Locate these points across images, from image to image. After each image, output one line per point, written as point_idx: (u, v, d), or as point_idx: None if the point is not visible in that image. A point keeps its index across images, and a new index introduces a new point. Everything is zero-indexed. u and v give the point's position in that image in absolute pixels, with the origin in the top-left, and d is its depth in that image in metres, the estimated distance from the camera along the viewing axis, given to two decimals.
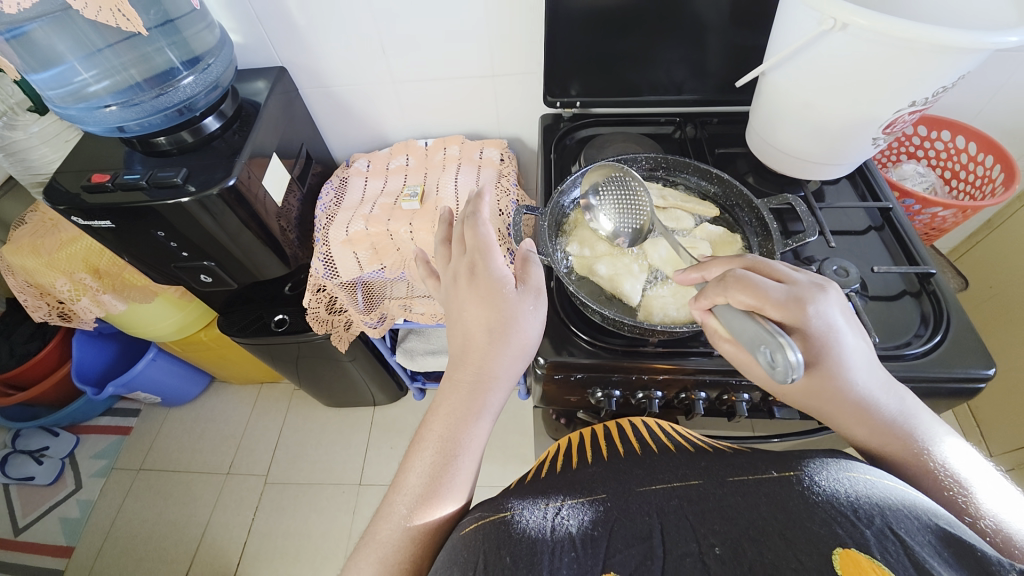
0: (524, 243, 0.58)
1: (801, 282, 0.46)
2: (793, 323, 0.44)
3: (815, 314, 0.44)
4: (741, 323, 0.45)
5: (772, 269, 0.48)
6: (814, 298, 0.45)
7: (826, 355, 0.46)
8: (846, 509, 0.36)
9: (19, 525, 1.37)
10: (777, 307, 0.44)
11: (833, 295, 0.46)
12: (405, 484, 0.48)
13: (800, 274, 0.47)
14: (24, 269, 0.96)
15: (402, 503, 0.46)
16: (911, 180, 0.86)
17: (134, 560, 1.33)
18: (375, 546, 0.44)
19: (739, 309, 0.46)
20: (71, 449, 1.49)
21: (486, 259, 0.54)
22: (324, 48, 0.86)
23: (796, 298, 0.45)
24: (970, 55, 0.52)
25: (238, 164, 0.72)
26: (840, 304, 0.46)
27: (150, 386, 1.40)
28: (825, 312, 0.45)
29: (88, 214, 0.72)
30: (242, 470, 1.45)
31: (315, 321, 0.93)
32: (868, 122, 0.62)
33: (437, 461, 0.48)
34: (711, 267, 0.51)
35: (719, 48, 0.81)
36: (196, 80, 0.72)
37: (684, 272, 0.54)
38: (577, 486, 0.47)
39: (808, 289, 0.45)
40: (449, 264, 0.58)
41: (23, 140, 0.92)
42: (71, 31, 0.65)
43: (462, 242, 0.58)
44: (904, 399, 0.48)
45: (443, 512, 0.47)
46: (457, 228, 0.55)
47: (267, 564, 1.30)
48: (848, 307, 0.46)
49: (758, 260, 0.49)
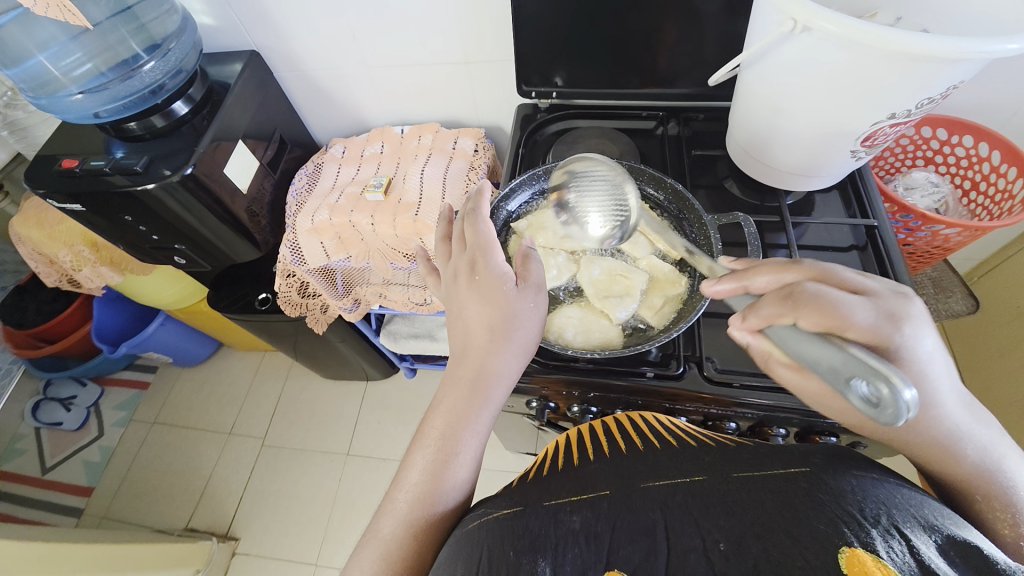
0: (524, 239, 0.55)
1: (880, 291, 0.41)
2: (881, 345, 0.38)
3: (910, 335, 0.38)
4: (816, 349, 0.37)
5: (841, 278, 0.42)
6: (906, 313, 0.39)
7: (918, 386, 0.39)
8: (852, 509, 0.38)
9: (47, 464, 1.53)
10: (867, 327, 0.38)
11: (919, 308, 0.40)
12: (406, 480, 0.48)
13: (874, 281, 0.41)
14: (31, 240, 1.04)
15: (404, 498, 0.47)
16: (919, 191, 0.78)
17: (146, 503, 1.46)
18: (377, 544, 0.44)
19: (812, 329, 0.39)
20: (95, 399, 1.62)
21: (487, 256, 0.52)
22: (294, 32, 0.84)
23: (885, 316, 0.39)
24: (952, 65, 0.45)
25: (198, 150, 0.74)
26: (925, 318, 0.40)
27: (163, 348, 1.50)
28: (918, 331, 0.39)
29: (62, 197, 0.76)
30: (242, 432, 1.54)
31: (288, 305, 0.95)
32: (844, 133, 0.55)
33: (438, 459, 0.48)
34: (756, 275, 0.44)
35: (703, 39, 0.74)
36: (156, 66, 0.73)
37: (719, 283, 0.46)
38: (577, 483, 0.50)
39: (894, 300, 0.40)
40: (450, 262, 0.56)
41: (25, 118, 0.98)
42: (36, 27, 0.68)
43: (462, 239, 0.55)
44: (993, 428, 0.41)
45: (444, 508, 0.47)
46: (456, 225, 0.53)
47: (259, 520, 1.40)
48: (935, 324, 0.40)
49: (826, 269, 0.42)
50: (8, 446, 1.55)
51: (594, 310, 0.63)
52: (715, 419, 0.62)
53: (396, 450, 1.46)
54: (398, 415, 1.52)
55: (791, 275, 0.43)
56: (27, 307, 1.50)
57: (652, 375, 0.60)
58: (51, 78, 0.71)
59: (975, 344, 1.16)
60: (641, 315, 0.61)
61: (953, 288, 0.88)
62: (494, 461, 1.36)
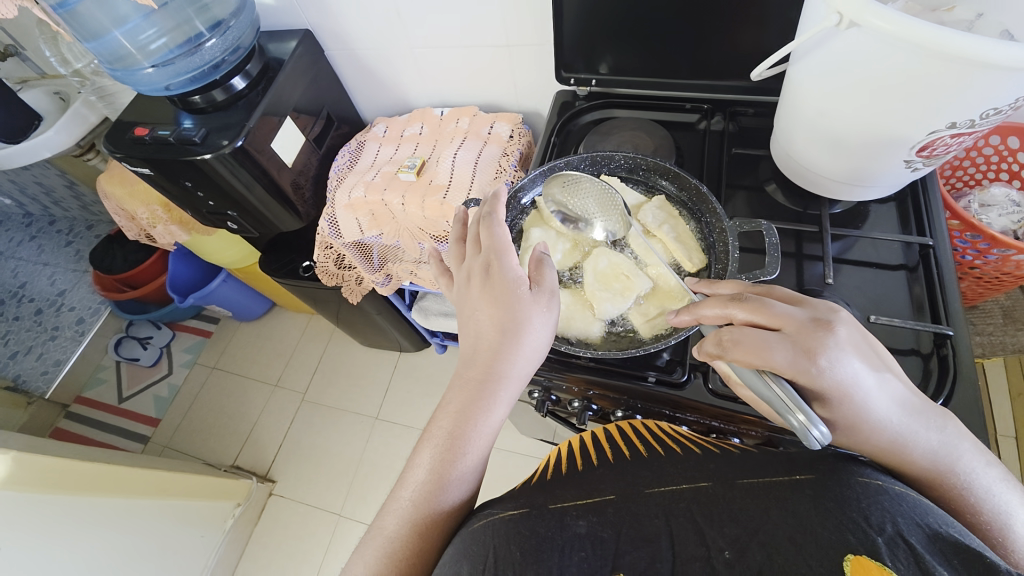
0: (538, 244, 0.55)
1: (798, 324, 0.40)
2: (805, 382, 0.39)
3: (827, 366, 0.39)
4: (747, 377, 0.42)
5: (772, 313, 0.41)
6: (824, 347, 0.39)
7: (845, 411, 0.40)
8: (857, 515, 0.39)
9: (124, 394, 1.75)
10: (785, 365, 0.40)
11: (842, 335, 0.40)
12: (412, 477, 0.49)
13: (799, 312, 0.41)
14: (116, 197, 1.17)
15: (408, 495, 0.48)
16: (997, 210, 0.69)
17: (200, 439, 1.64)
18: (382, 540, 0.46)
19: (746, 366, 0.42)
20: (168, 341, 1.82)
21: (501, 260, 0.53)
22: (345, 12, 0.87)
23: (801, 352, 0.39)
24: (1019, 75, 0.39)
25: (249, 125, 0.80)
26: (851, 345, 0.40)
27: (224, 302, 1.64)
28: (839, 362, 0.39)
29: (134, 162, 0.85)
30: (287, 386, 1.68)
31: (325, 274, 1.02)
32: (895, 142, 0.50)
33: (446, 458, 0.49)
34: (703, 309, 0.46)
35: (756, 27, 0.68)
36: (217, 43, 0.79)
37: (677, 313, 0.49)
38: (582, 486, 0.50)
39: (813, 335, 0.40)
40: (464, 264, 0.58)
41: (112, 85, 1.11)
42: (113, 4, 0.74)
43: (477, 242, 0.56)
44: (945, 429, 0.41)
45: (446, 505, 0.48)
46: (470, 229, 0.54)
47: (294, 468, 1.53)
48: (860, 344, 0.40)
49: (758, 302, 0.42)
50: (93, 375, 1.78)
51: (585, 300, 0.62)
52: (719, 432, 0.61)
53: (420, 420, 1.53)
54: (426, 388, 1.58)
55: (728, 309, 0.44)
56: (115, 254, 1.69)
57: (654, 379, 0.59)
58: (127, 53, 0.78)
59: None
60: (629, 318, 0.61)
61: None
62: (510, 443, 1.39)
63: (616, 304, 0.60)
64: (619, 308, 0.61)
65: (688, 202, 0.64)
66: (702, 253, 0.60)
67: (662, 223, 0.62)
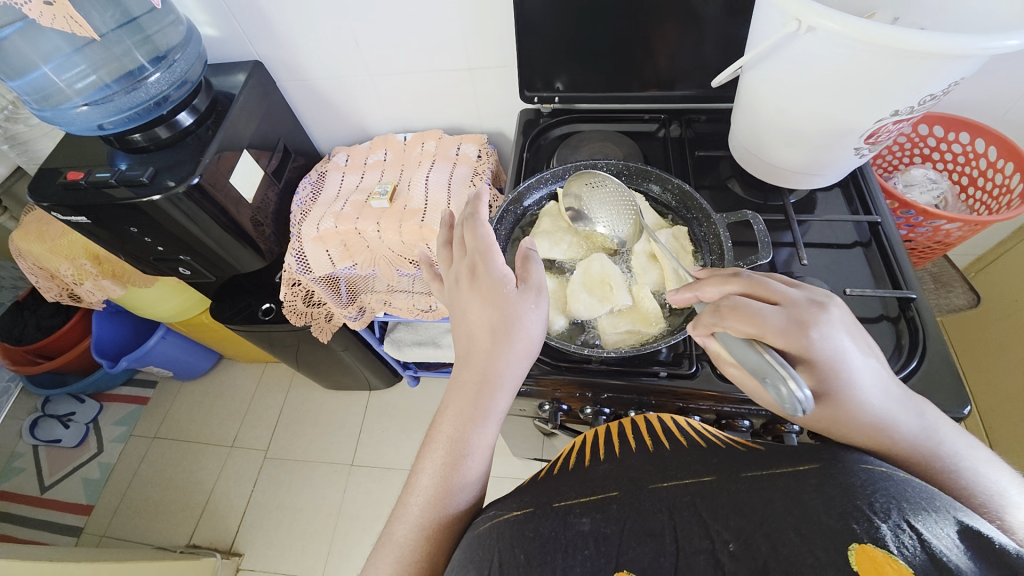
0: (524, 239, 0.54)
1: (795, 301, 0.42)
2: (795, 352, 0.41)
3: (817, 338, 0.40)
4: (742, 352, 0.42)
5: (768, 289, 0.44)
6: (817, 321, 0.41)
7: (830, 383, 0.41)
8: (860, 501, 0.33)
9: (44, 483, 1.50)
10: (777, 333, 0.41)
11: (835, 314, 0.41)
12: (417, 485, 0.46)
13: (797, 292, 0.43)
14: (32, 254, 1.04)
15: (416, 503, 0.45)
16: (918, 188, 0.79)
17: (145, 521, 1.44)
18: (392, 547, 0.43)
19: (740, 337, 0.43)
20: (95, 415, 1.60)
21: (487, 260, 0.51)
22: (296, 41, 0.85)
23: (795, 323, 0.41)
24: (952, 63, 0.46)
25: (204, 160, 0.74)
26: (842, 323, 0.41)
27: (164, 361, 1.47)
28: (829, 335, 0.40)
29: (67, 210, 0.76)
30: (244, 444, 1.53)
31: (293, 314, 0.95)
32: (847, 132, 0.56)
33: (448, 463, 0.47)
34: (705, 287, 0.47)
35: (702, 43, 0.75)
36: (162, 77, 0.74)
37: (677, 291, 0.49)
38: (585, 484, 0.44)
39: (807, 310, 0.41)
40: (451, 267, 0.55)
41: (26, 131, 1.00)
42: (41, 38, 0.70)
43: (463, 244, 0.55)
44: (926, 414, 0.41)
45: (455, 510, 0.45)
46: (454, 231, 0.53)
47: (263, 535, 1.38)
48: (852, 326, 0.42)
49: (757, 280, 0.45)
50: (4, 466, 1.54)
51: (564, 295, 0.64)
52: (728, 417, 0.62)
53: (400, 459, 1.45)
54: (402, 424, 1.50)
55: (726, 288, 0.46)
56: (26, 322, 1.49)
57: (665, 374, 0.60)
58: (55, 89, 0.72)
59: (976, 338, 1.17)
60: (602, 323, 0.62)
61: (953, 283, 0.89)
62: (501, 469, 1.35)
63: (590, 308, 0.62)
64: (592, 313, 0.63)
65: (670, 202, 0.69)
66: (692, 245, 0.64)
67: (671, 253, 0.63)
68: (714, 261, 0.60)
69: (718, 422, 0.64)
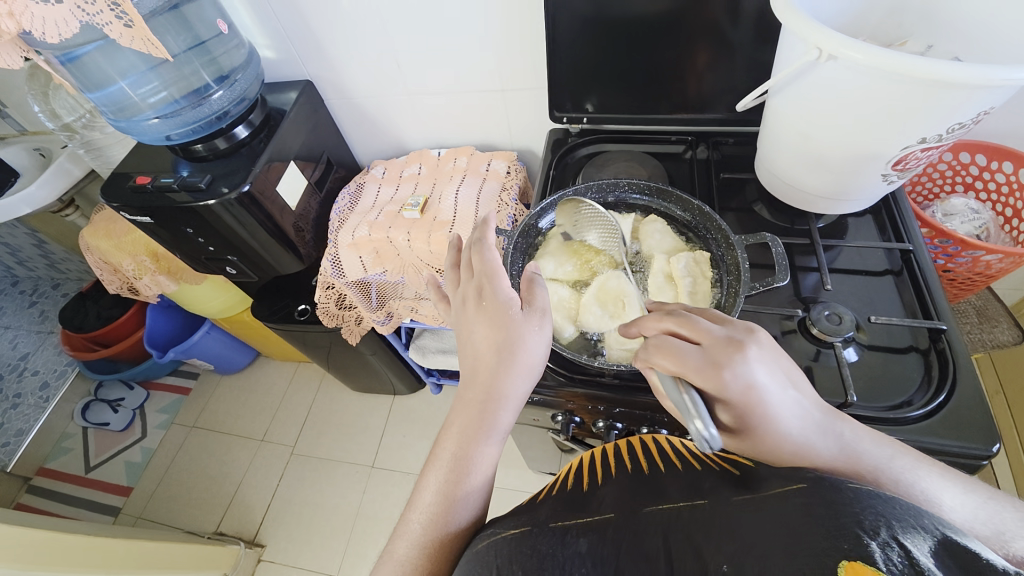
0: (530, 264, 0.56)
1: (714, 339, 0.43)
2: (713, 391, 0.42)
3: (732, 377, 0.41)
4: (668, 383, 0.45)
5: (692, 327, 0.45)
6: (730, 360, 0.41)
7: (750, 417, 0.41)
8: (844, 514, 0.30)
9: (92, 462, 1.62)
10: (697, 374, 0.42)
11: (752, 352, 0.42)
12: (420, 502, 0.49)
13: (715, 329, 0.44)
14: (99, 249, 1.15)
15: (417, 519, 0.47)
16: (959, 218, 0.77)
17: (177, 506, 1.52)
18: (393, 563, 0.45)
19: (668, 373, 0.45)
20: (141, 402, 1.72)
21: (493, 283, 0.53)
22: (342, 61, 0.92)
23: (711, 363, 0.42)
24: (984, 91, 0.45)
25: (256, 169, 0.81)
26: (757, 358, 0.41)
27: (206, 355, 1.57)
28: (742, 372, 0.41)
29: (133, 211, 0.84)
30: (273, 439, 1.59)
31: (325, 316, 1.01)
32: (873, 158, 0.56)
33: (450, 480, 0.49)
34: (645, 324, 0.48)
35: (730, 69, 0.76)
36: (224, 95, 0.83)
37: (624, 326, 0.51)
38: (580, 508, 0.45)
39: (723, 349, 0.42)
40: (458, 288, 0.58)
41: (101, 138, 1.11)
42: (119, 56, 0.76)
43: (470, 267, 0.57)
44: (845, 433, 0.41)
45: (455, 528, 0.47)
46: (463, 254, 0.55)
47: (284, 528, 1.43)
48: (765, 358, 0.42)
49: (684, 317, 0.46)
50: (57, 444, 1.66)
51: (577, 307, 0.66)
52: None
53: (419, 464, 1.47)
54: (423, 430, 1.53)
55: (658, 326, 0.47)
56: (88, 311, 1.62)
57: None
58: (129, 102, 0.79)
59: None
60: (608, 337, 0.63)
61: (998, 317, 0.85)
62: (516, 481, 1.36)
63: (600, 321, 0.63)
64: (601, 326, 0.64)
65: (690, 221, 0.70)
66: (711, 265, 0.65)
67: (688, 276, 0.64)
68: (731, 283, 0.61)
69: None
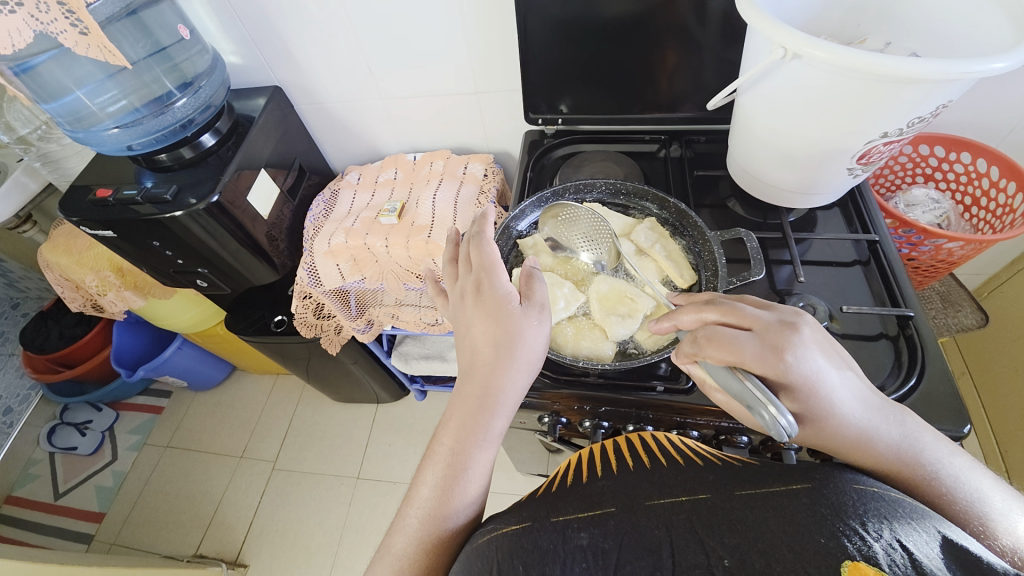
0: (528, 259, 0.56)
1: (766, 324, 0.43)
2: (773, 377, 0.41)
3: (793, 362, 0.41)
4: (723, 376, 0.44)
5: (740, 315, 0.45)
6: (790, 343, 0.41)
7: (813, 402, 0.42)
8: (852, 521, 0.35)
9: (60, 490, 1.54)
10: (755, 360, 0.42)
11: (806, 334, 0.42)
12: (417, 497, 0.48)
13: (765, 316, 0.44)
14: (60, 265, 1.10)
15: (415, 515, 0.46)
16: (921, 208, 0.80)
17: (155, 530, 1.46)
18: (389, 560, 0.44)
19: (720, 363, 0.44)
20: (111, 423, 1.65)
21: (492, 277, 0.53)
22: (313, 66, 0.90)
23: (770, 348, 0.42)
24: (946, 85, 0.47)
25: (224, 179, 0.79)
26: (813, 343, 0.42)
27: (179, 371, 1.51)
28: (804, 357, 0.41)
29: (95, 224, 0.81)
30: (253, 455, 1.55)
31: (303, 326, 0.98)
32: (839, 152, 0.58)
33: (448, 475, 0.48)
34: (681, 316, 0.48)
35: (699, 69, 0.77)
36: (188, 102, 0.79)
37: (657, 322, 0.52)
38: (584, 499, 0.45)
39: (779, 333, 0.42)
40: (457, 283, 0.57)
41: (59, 150, 1.07)
42: (75, 65, 0.72)
43: (468, 260, 0.56)
44: (905, 423, 0.42)
45: (455, 525, 0.46)
46: (461, 248, 0.55)
47: (268, 547, 1.39)
48: (820, 343, 0.43)
49: (728, 306, 0.46)
50: (22, 472, 1.58)
51: (597, 325, 0.64)
52: (726, 433, 0.62)
53: (406, 473, 1.45)
54: (409, 438, 1.51)
55: (700, 315, 0.47)
56: (50, 331, 1.54)
57: (662, 388, 0.61)
58: (87, 112, 0.76)
59: (990, 358, 1.15)
60: (636, 338, 0.63)
61: (962, 302, 0.89)
62: (505, 485, 1.35)
63: (625, 325, 0.62)
64: (629, 329, 0.62)
65: (669, 220, 0.71)
66: (690, 262, 0.67)
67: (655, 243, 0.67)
68: (710, 279, 0.63)
69: (716, 437, 0.64)
